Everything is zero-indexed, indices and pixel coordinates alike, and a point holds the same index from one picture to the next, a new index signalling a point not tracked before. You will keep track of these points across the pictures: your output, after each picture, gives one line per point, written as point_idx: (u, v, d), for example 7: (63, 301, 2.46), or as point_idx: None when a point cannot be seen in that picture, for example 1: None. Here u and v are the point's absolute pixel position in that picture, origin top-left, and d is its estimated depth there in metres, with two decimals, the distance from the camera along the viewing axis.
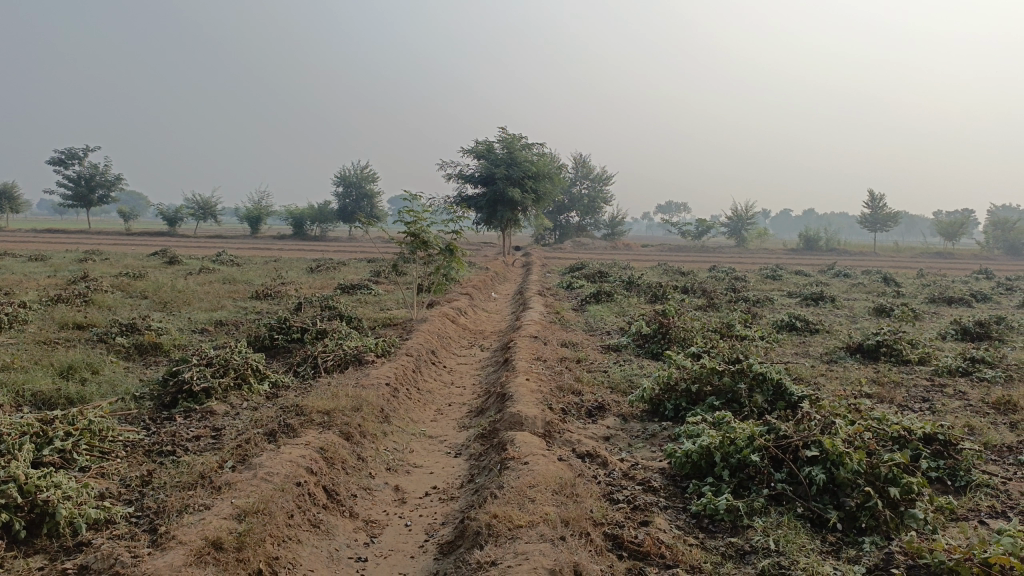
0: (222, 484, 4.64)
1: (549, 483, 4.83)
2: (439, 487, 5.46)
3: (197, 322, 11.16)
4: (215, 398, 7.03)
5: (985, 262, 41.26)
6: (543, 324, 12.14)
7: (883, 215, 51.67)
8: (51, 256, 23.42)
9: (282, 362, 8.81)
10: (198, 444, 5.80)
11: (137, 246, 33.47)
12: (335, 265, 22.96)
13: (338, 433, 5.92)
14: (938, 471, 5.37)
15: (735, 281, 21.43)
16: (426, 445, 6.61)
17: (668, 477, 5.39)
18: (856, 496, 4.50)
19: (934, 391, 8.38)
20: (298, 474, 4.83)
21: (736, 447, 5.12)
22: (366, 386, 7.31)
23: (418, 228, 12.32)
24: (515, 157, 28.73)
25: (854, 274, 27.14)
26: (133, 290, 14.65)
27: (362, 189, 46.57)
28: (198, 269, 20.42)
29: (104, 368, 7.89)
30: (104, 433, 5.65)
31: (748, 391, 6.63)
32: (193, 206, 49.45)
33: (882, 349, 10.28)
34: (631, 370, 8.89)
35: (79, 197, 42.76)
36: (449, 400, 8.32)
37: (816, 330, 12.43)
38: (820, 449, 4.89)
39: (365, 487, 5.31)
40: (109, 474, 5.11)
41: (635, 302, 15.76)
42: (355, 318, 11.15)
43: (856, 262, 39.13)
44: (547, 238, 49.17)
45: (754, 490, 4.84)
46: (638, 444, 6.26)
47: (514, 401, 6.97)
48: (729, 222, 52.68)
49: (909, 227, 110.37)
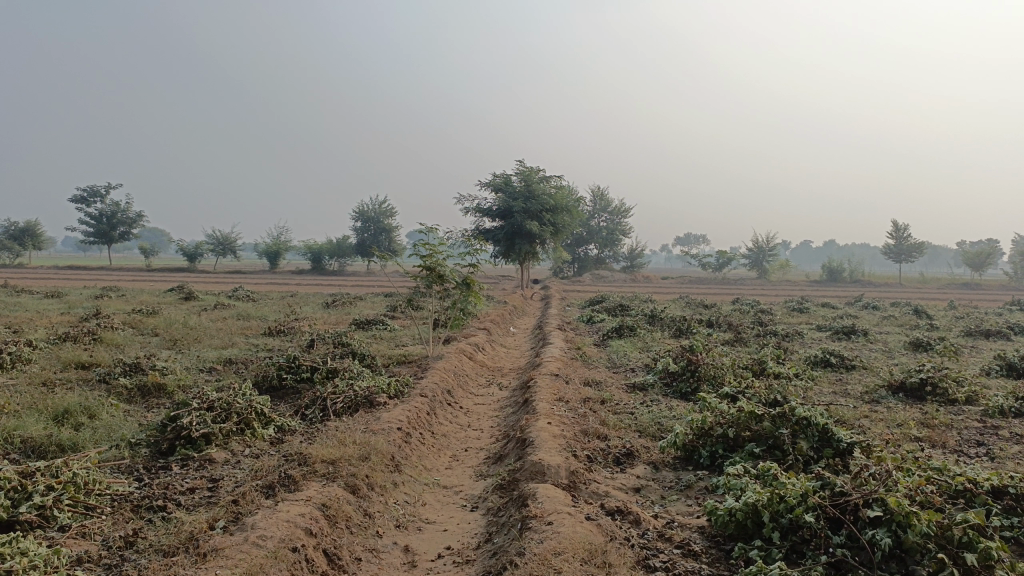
0: (208, 550, 4.13)
1: (577, 549, 4.28)
2: (453, 548, 4.93)
3: (205, 361, 10.77)
4: (216, 445, 6.56)
5: (1015, 294, 40.11)
6: (563, 361, 11.60)
7: (908, 245, 50.72)
8: (66, 293, 23.16)
9: (289, 404, 8.34)
10: (191, 498, 5.33)
11: (155, 282, 33.45)
12: (351, 300, 22.57)
13: (343, 486, 5.43)
14: (1014, 530, 4.73)
15: (760, 315, 20.73)
16: (440, 496, 6.08)
17: (709, 538, 4.84)
18: (929, 564, 3.89)
19: (988, 434, 7.74)
20: (294, 537, 4.32)
21: (787, 505, 4.55)
22: (376, 431, 6.80)
23: (433, 262, 11.91)
24: (533, 190, 28.41)
25: (882, 306, 26.30)
26: (144, 328, 14.30)
27: (379, 224, 46.47)
28: (212, 306, 20.08)
29: (102, 411, 7.47)
30: (90, 487, 5.18)
31: (791, 437, 6.00)
32: (213, 242, 49.54)
33: (927, 388, 9.63)
34: (659, 412, 8.33)
35: (101, 235, 42.95)
36: (465, 445, 7.79)
37: (852, 367, 11.78)
38: (884, 509, 4.31)
39: (371, 548, 4.79)
40: (90, 535, 4.62)
41: (658, 337, 15.20)
42: (368, 356, 10.71)
43: (882, 294, 38.13)
44: (565, 271, 48.76)
45: (809, 557, 4.27)
46: (672, 497, 5.72)
47: (536, 447, 6.43)
48: (750, 255, 52.06)
49: (932, 258, 109.15)
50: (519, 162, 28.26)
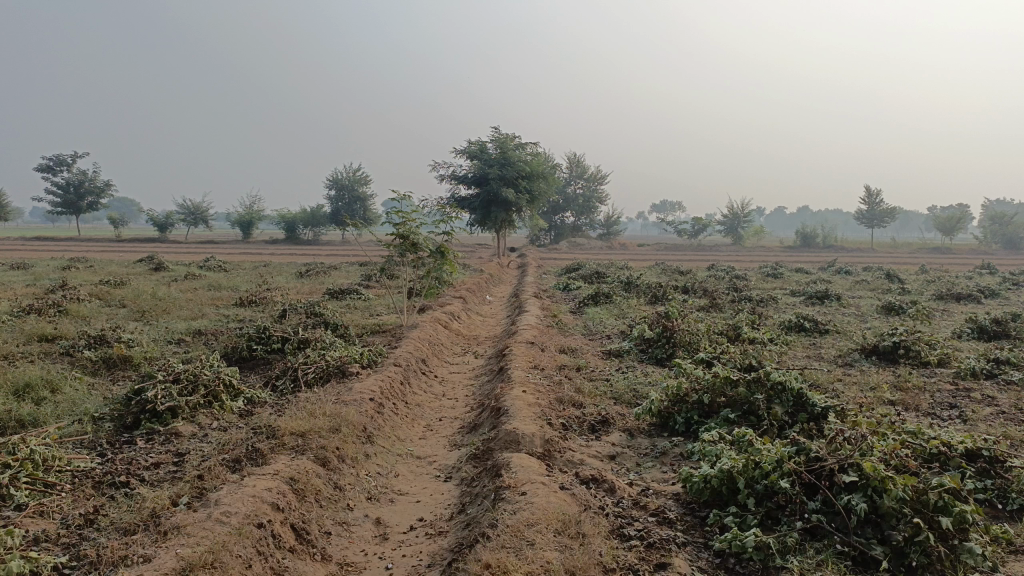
0: (170, 528, 4.00)
1: (551, 521, 4.20)
2: (426, 519, 4.84)
3: (174, 332, 10.54)
4: (182, 418, 6.40)
5: (984, 257, 40.67)
6: (539, 328, 11.51)
7: (881, 210, 51.11)
8: (32, 265, 22.56)
9: (259, 375, 8.18)
10: (156, 473, 5.18)
11: (124, 252, 32.80)
12: (325, 269, 22.28)
13: (312, 459, 5.30)
14: (987, 493, 4.73)
15: (735, 280, 20.77)
16: (413, 467, 5.98)
17: (684, 505, 4.79)
18: (905, 529, 3.86)
19: (960, 396, 7.79)
20: (260, 513, 4.20)
21: (762, 471, 4.51)
22: (348, 402, 6.66)
23: (406, 230, 11.68)
24: (509, 157, 28.07)
25: (855, 271, 26.49)
26: (112, 299, 13.99)
27: (354, 192, 45.88)
28: (182, 275, 19.71)
29: (64, 385, 7.26)
30: (50, 464, 5.02)
31: (766, 403, 5.96)
32: (183, 212, 48.65)
33: (899, 351, 9.68)
34: (635, 379, 8.29)
35: (68, 205, 42.00)
36: (439, 415, 7.70)
37: (826, 331, 11.82)
38: (860, 474, 4.28)
39: (341, 521, 4.70)
40: (49, 513, 4.47)
41: (634, 303, 15.17)
42: (341, 326, 10.54)
43: (854, 259, 38.43)
44: (542, 238, 48.59)
45: (784, 524, 4.24)
46: (648, 464, 5.67)
47: (510, 416, 6.34)
48: (725, 221, 52.22)
49: (904, 222, 110.30)
50: (494, 128, 27.89)
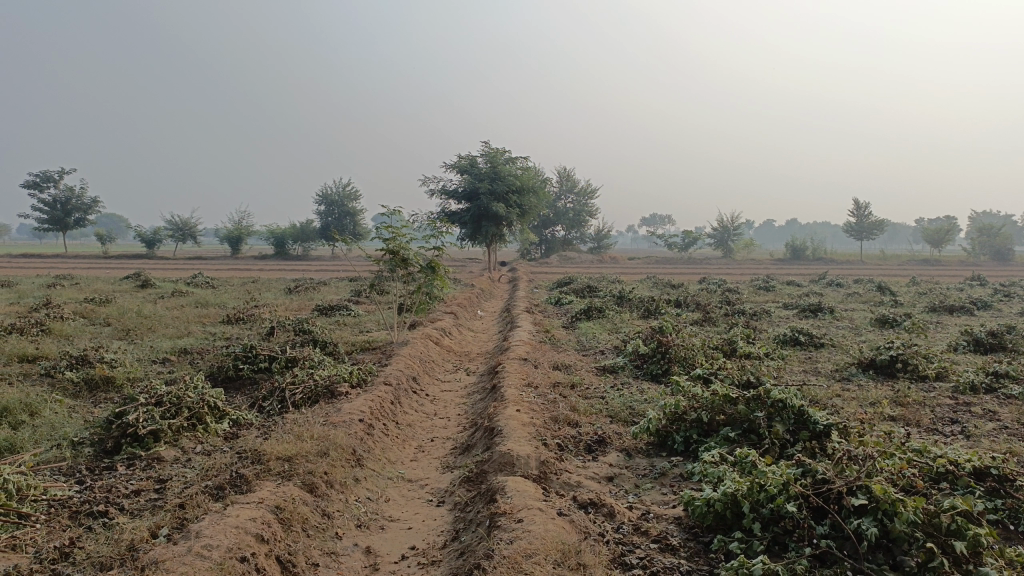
0: (148, 563, 3.79)
1: (550, 551, 4.01)
2: (418, 548, 4.65)
3: (158, 352, 10.31)
4: (165, 442, 6.18)
5: (974, 269, 40.84)
6: (532, 344, 11.34)
7: (870, 222, 51.29)
8: (17, 283, 22.20)
9: (245, 396, 7.96)
10: (137, 502, 4.97)
11: (111, 270, 32.48)
12: (314, 285, 22.03)
13: (299, 485, 5.11)
14: (997, 513, 4.58)
15: (728, 293, 20.68)
16: (405, 491, 5.79)
17: (687, 530, 4.61)
18: (918, 555, 3.69)
19: (961, 411, 7.66)
20: (244, 545, 4.00)
21: (768, 494, 4.33)
22: (336, 424, 6.46)
23: (396, 245, 11.49)
24: (499, 171, 27.92)
25: (847, 283, 26.47)
26: (96, 318, 13.71)
27: (343, 208, 45.67)
28: (169, 292, 19.43)
29: (43, 408, 7.02)
30: (24, 493, 4.79)
31: (766, 421, 5.80)
32: (172, 228, 48.24)
33: (897, 365, 9.56)
34: (630, 396, 8.12)
35: (55, 222, 41.58)
36: (431, 435, 7.51)
37: (821, 345, 11.70)
38: (869, 497, 4.12)
39: (329, 551, 4.50)
40: (21, 546, 4.24)
41: (627, 318, 15.02)
42: (329, 343, 10.33)
43: (845, 272, 38.43)
44: (532, 252, 48.51)
45: (793, 550, 4.07)
46: (646, 486, 5.50)
47: (504, 437, 6.15)
48: (715, 233, 52.29)
49: (892, 234, 110.94)
50: (484, 142, 27.77)
